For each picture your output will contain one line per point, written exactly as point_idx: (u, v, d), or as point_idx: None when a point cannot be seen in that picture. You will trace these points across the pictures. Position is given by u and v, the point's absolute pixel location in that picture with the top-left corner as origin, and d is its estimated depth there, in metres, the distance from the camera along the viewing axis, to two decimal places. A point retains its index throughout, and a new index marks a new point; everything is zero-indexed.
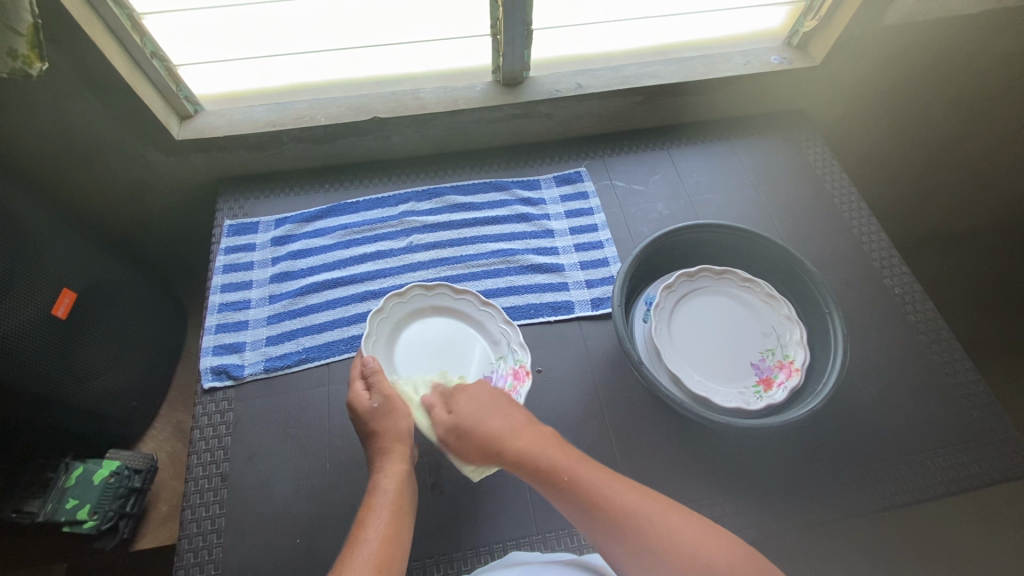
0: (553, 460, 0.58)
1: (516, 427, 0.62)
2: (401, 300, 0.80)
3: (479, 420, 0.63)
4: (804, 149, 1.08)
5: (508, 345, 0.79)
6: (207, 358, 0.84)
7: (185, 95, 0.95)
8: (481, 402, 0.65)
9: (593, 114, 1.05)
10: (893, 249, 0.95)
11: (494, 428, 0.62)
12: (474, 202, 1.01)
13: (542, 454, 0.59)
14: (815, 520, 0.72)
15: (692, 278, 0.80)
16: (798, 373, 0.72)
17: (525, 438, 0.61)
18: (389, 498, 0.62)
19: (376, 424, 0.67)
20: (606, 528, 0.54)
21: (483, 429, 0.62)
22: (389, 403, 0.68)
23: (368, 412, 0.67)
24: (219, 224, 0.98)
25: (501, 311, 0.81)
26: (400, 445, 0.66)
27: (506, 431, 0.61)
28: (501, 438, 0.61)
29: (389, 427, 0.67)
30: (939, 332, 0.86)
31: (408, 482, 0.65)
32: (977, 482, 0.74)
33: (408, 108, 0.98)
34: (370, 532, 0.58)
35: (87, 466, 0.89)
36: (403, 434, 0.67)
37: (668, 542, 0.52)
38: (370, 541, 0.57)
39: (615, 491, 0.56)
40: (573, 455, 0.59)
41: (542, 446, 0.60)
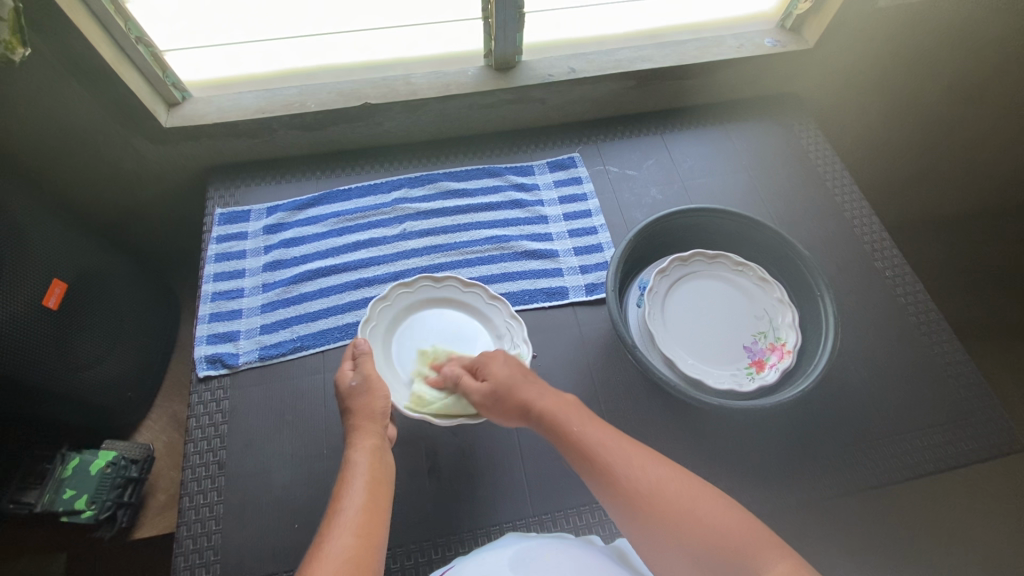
0: (573, 421, 0.62)
1: (544, 393, 0.65)
2: (408, 291, 0.82)
3: (517, 386, 0.66)
4: (797, 132, 1.08)
5: (511, 339, 0.79)
6: (201, 347, 0.84)
7: (172, 81, 0.94)
8: (513, 365, 0.68)
9: (586, 99, 1.04)
10: (885, 232, 0.96)
11: (529, 389, 0.65)
12: (468, 188, 1.00)
13: (562, 414, 0.62)
14: (805, 498, 0.73)
15: (686, 262, 0.81)
16: (790, 355, 0.73)
17: (548, 400, 0.64)
18: (362, 470, 0.62)
19: (351, 403, 0.68)
20: (603, 480, 0.58)
21: (519, 393, 0.65)
22: (367, 382, 0.69)
23: (347, 390, 0.68)
24: (210, 213, 0.97)
25: (508, 304, 0.81)
26: (372, 422, 0.67)
27: (539, 393, 0.65)
28: (531, 400, 0.64)
29: (363, 406, 0.67)
30: (929, 314, 0.87)
31: (382, 456, 0.65)
32: (965, 459, 0.76)
33: (399, 94, 0.97)
34: (346, 502, 0.58)
35: (83, 456, 0.89)
36: (378, 414, 0.68)
37: (659, 491, 0.55)
38: (348, 511, 0.57)
39: (615, 448, 0.59)
40: (585, 415, 0.63)
41: (565, 408, 0.63)
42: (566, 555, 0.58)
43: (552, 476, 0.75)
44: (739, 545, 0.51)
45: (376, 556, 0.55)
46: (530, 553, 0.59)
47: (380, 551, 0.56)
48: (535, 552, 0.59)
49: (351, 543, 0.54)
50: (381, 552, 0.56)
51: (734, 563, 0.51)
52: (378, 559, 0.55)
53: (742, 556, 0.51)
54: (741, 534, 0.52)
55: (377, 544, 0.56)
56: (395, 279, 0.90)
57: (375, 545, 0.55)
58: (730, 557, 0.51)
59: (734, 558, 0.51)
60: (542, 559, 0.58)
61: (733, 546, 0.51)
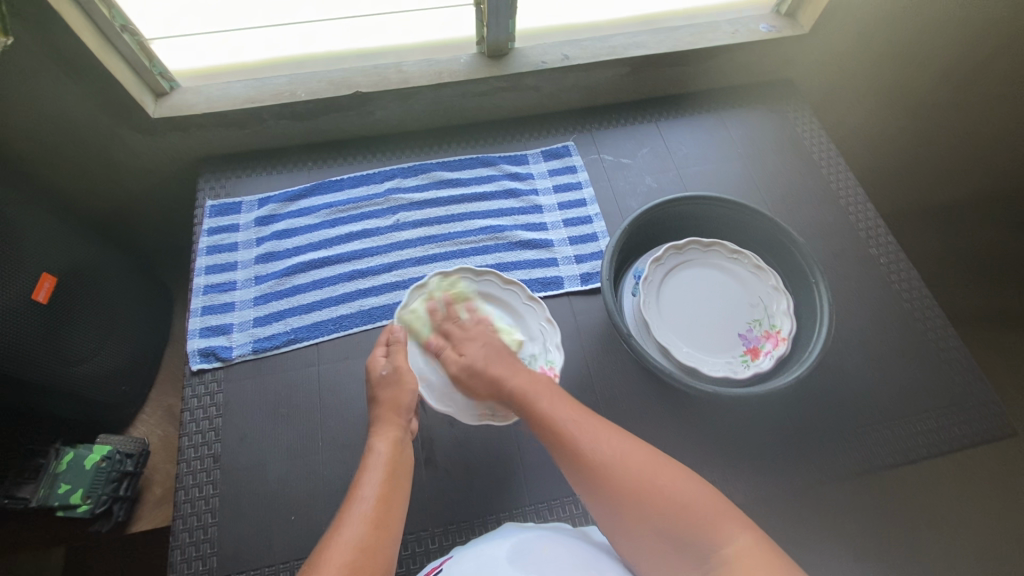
0: (542, 399, 0.63)
1: (516, 371, 0.67)
2: (446, 281, 0.80)
3: (491, 363, 0.68)
4: (792, 119, 1.08)
5: (544, 344, 0.77)
6: (194, 340, 0.83)
7: (159, 71, 0.92)
8: (491, 347, 0.70)
9: (580, 86, 1.03)
10: (879, 219, 0.96)
11: (501, 369, 0.67)
12: (462, 178, 0.99)
13: (533, 392, 0.64)
14: (799, 483, 0.74)
15: (680, 250, 0.80)
16: (785, 342, 0.73)
17: (520, 380, 0.66)
18: (382, 461, 0.62)
19: (378, 393, 0.68)
20: (571, 457, 0.58)
21: (491, 370, 0.67)
22: (398, 374, 0.69)
23: (376, 379, 0.69)
24: (201, 205, 0.96)
25: (546, 309, 0.79)
26: (397, 415, 0.67)
27: (512, 371, 0.67)
28: (503, 379, 0.66)
29: (389, 398, 0.68)
30: (923, 300, 0.88)
31: (403, 449, 0.64)
32: (957, 444, 0.76)
33: (391, 82, 0.96)
34: (366, 490, 0.58)
35: (77, 451, 0.89)
36: (402, 407, 0.67)
37: (625, 469, 0.56)
38: (367, 498, 0.57)
39: (584, 426, 0.60)
40: (554, 396, 0.64)
41: (537, 386, 0.65)
42: (564, 548, 0.57)
43: (548, 465, 0.75)
44: (703, 517, 0.52)
45: (389, 546, 0.55)
46: (528, 546, 0.58)
47: (393, 541, 0.56)
48: (533, 545, 0.58)
49: (367, 531, 0.54)
50: (394, 542, 0.56)
51: (696, 535, 0.51)
52: (391, 549, 0.55)
53: (703, 527, 0.51)
54: (706, 509, 0.52)
55: (391, 534, 0.56)
56: (389, 270, 0.90)
57: (389, 535, 0.55)
58: (692, 528, 0.52)
59: (696, 531, 0.51)
60: (540, 552, 0.56)
61: (696, 518, 0.52)
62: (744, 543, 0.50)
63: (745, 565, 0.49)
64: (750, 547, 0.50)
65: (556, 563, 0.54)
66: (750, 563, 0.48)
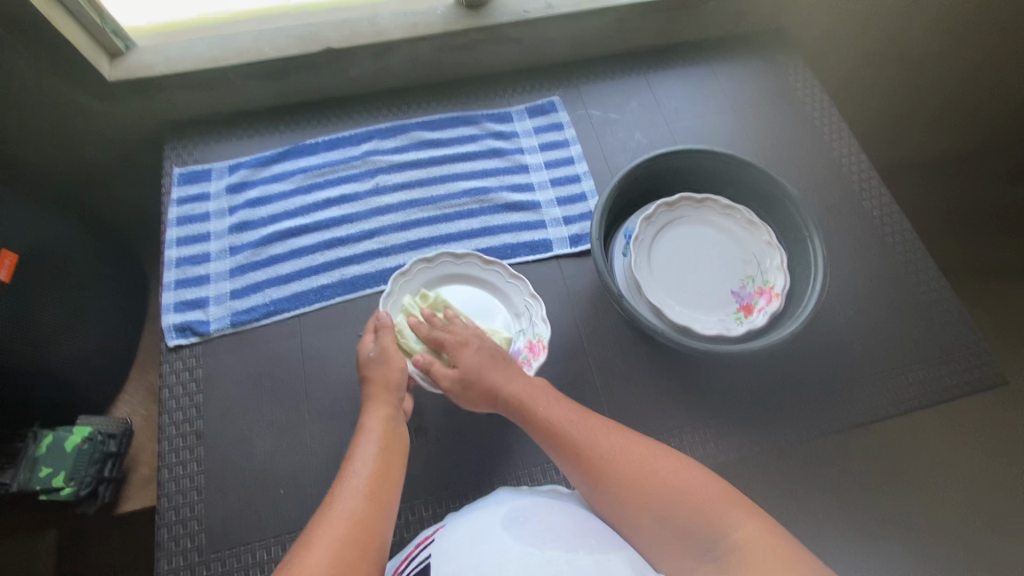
0: (539, 403, 0.62)
1: (515, 379, 0.64)
2: (427, 266, 0.78)
3: (485, 372, 0.64)
4: (784, 69, 1.04)
5: (530, 318, 0.76)
6: (169, 315, 0.80)
7: (112, 28, 0.85)
8: (483, 352, 0.66)
9: (565, 38, 0.98)
10: (874, 171, 0.93)
11: (496, 376, 0.64)
12: (444, 138, 0.95)
13: (530, 396, 0.63)
14: (793, 438, 0.74)
15: (672, 207, 0.78)
16: (778, 298, 0.71)
17: (519, 386, 0.64)
18: (375, 436, 0.60)
19: (368, 372, 0.66)
20: (569, 457, 0.58)
21: (485, 379, 0.64)
22: (385, 355, 0.67)
23: (364, 359, 0.67)
24: (168, 173, 0.91)
25: (529, 284, 0.77)
26: (387, 393, 0.64)
27: (510, 379, 0.64)
28: (499, 386, 0.64)
29: (379, 376, 0.65)
30: (917, 252, 0.86)
31: (395, 425, 0.63)
32: (949, 394, 0.77)
33: (364, 36, 0.90)
34: (358, 465, 0.57)
35: (57, 434, 0.84)
36: (393, 385, 0.65)
37: (625, 460, 0.56)
38: (361, 472, 0.56)
39: (581, 425, 0.60)
40: (552, 398, 0.63)
41: (536, 392, 0.63)
42: (561, 515, 0.56)
43: None
44: (706, 507, 0.52)
45: (384, 521, 0.53)
46: (523, 513, 0.56)
47: (389, 514, 0.54)
48: (528, 512, 0.56)
49: (359, 505, 0.53)
50: (390, 516, 0.55)
51: (700, 525, 0.52)
52: (387, 523, 0.54)
53: (706, 518, 0.52)
54: (706, 493, 0.53)
55: (385, 509, 0.54)
56: (371, 236, 0.86)
57: (383, 509, 0.54)
58: (696, 519, 0.52)
59: (699, 520, 0.52)
60: (536, 519, 0.55)
61: (700, 506, 0.52)
62: (748, 527, 0.51)
63: (751, 552, 0.49)
64: (756, 532, 0.50)
65: (554, 531, 0.53)
66: (755, 548, 0.49)
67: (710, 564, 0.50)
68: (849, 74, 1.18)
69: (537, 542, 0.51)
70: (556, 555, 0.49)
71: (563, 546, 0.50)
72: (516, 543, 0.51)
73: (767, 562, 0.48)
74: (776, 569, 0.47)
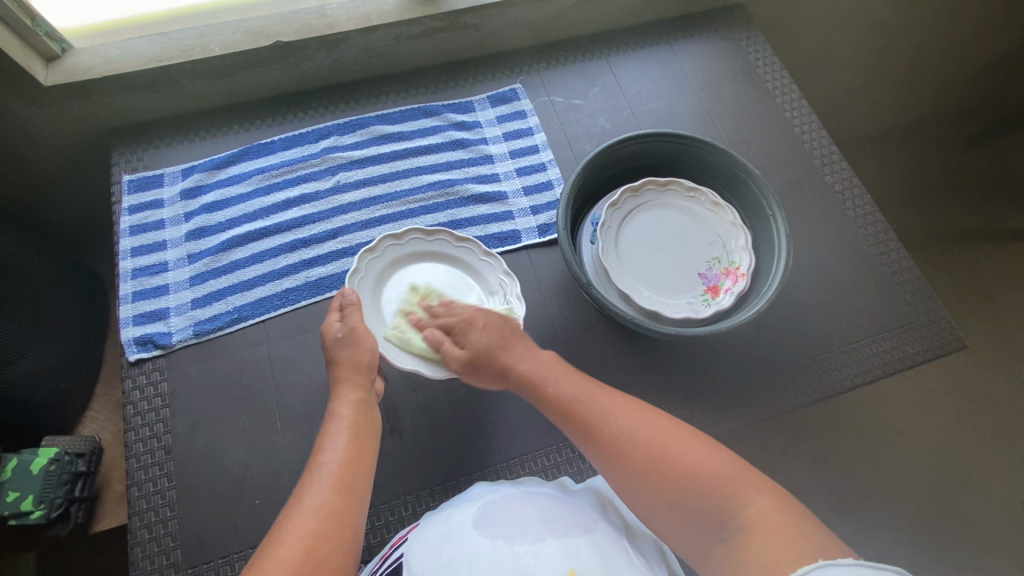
0: (551, 381, 0.62)
1: (528, 357, 0.64)
2: (374, 257, 0.74)
3: (495, 350, 0.64)
4: (744, 46, 1.03)
5: (505, 296, 0.74)
6: (128, 329, 0.77)
7: (45, 30, 0.81)
8: (494, 328, 0.66)
9: (524, 23, 0.96)
10: (833, 145, 0.95)
11: (510, 355, 0.64)
12: (404, 131, 0.93)
13: (540, 374, 0.62)
14: (765, 414, 0.75)
15: (637, 192, 0.78)
16: (744, 278, 0.72)
17: (528, 363, 0.63)
18: (345, 422, 0.59)
19: (336, 354, 0.64)
20: (581, 433, 0.58)
21: (496, 358, 0.64)
22: (354, 335, 0.65)
23: (332, 341, 0.65)
24: (117, 180, 0.87)
25: (503, 262, 0.75)
26: (358, 375, 0.63)
27: (520, 358, 0.64)
28: (511, 365, 0.64)
29: (349, 358, 0.64)
30: (876, 224, 0.88)
31: (367, 409, 0.62)
32: (911, 361, 0.79)
33: (315, 28, 0.87)
34: (328, 456, 0.56)
35: (22, 457, 0.81)
36: (363, 366, 0.64)
37: (636, 437, 0.55)
38: (330, 463, 0.55)
39: (592, 401, 0.59)
40: (564, 373, 0.63)
41: (544, 369, 0.63)
42: (532, 506, 0.55)
43: (517, 423, 0.74)
44: (718, 483, 0.51)
45: (357, 510, 0.53)
46: (494, 508, 0.56)
47: (362, 504, 0.54)
48: (499, 507, 0.56)
49: (330, 496, 0.52)
50: (363, 504, 0.54)
51: (712, 503, 0.51)
52: (360, 512, 0.53)
53: (720, 494, 0.51)
54: (718, 471, 0.52)
55: (358, 498, 0.53)
56: (335, 236, 0.84)
57: (355, 497, 0.53)
58: (706, 497, 0.51)
59: (713, 496, 0.51)
60: (506, 513, 0.55)
61: (711, 485, 0.51)
62: (758, 507, 0.49)
63: (762, 527, 0.48)
64: (767, 510, 0.49)
65: (522, 523, 0.53)
66: (769, 522, 0.48)
67: (722, 543, 0.49)
68: (810, 47, 1.18)
69: (506, 538, 0.51)
70: (524, 548, 0.49)
71: (531, 538, 0.50)
72: (483, 537, 0.51)
73: (777, 537, 0.47)
74: (779, 546, 0.46)
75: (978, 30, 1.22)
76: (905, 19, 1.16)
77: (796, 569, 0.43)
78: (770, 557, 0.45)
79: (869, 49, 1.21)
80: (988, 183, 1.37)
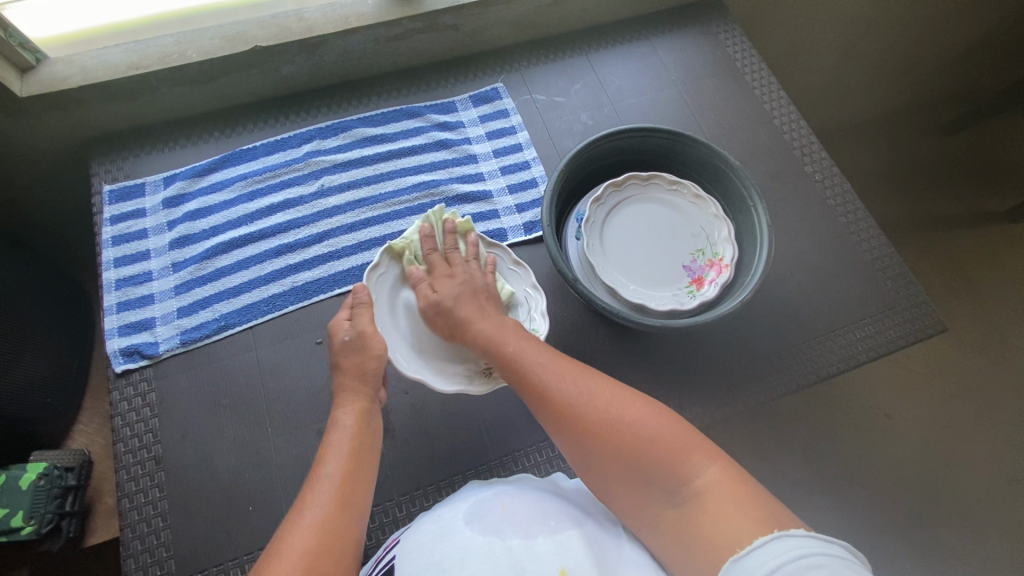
0: (510, 341, 0.61)
1: (490, 316, 0.64)
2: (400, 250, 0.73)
3: (460, 305, 0.64)
4: (722, 40, 1.04)
5: (529, 312, 0.72)
6: (113, 341, 0.76)
7: (18, 41, 0.80)
8: (468, 288, 0.66)
9: (503, 23, 0.97)
10: (813, 136, 0.96)
11: (472, 311, 0.64)
12: (388, 133, 0.93)
13: (500, 336, 0.61)
14: (753, 403, 0.76)
15: (620, 187, 0.78)
16: (728, 269, 0.73)
17: (488, 322, 0.63)
18: (347, 434, 0.58)
19: (341, 359, 0.64)
20: (539, 396, 0.57)
21: (459, 312, 0.64)
22: (360, 340, 0.63)
23: (339, 344, 0.64)
24: (98, 191, 0.86)
25: (531, 274, 0.74)
26: (362, 384, 0.62)
27: (480, 316, 0.64)
28: (469, 322, 0.63)
29: (354, 365, 0.63)
30: (857, 213, 0.89)
31: (371, 419, 0.61)
32: (894, 345, 0.80)
33: (293, 32, 0.87)
34: (330, 468, 0.55)
35: (11, 473, 0.79)
36: (371, 374, 0.63)
37: (593, 402, 0.55)
38: (331, 476, 0.54)
39: (553, 365, 0.59)
40: (524, 337, 0.62)
41: (505, 330, 0.62)
42: (523, 502, 0.56)
43: (508, 420, 0.74)
44: (671, 449, 0.51)
45: (356, 527, 0.52)
46: (487, 504, 0.56)
47: (360, 520, 0.53)
48: (491, 503, 0.56)
49: (331, 512, 0.51)
50: (362, 520, 0.54)
51: (666, 469, 0.51)
52: (358, 528, 0.53)
53: (673, 462, 0.51)
54: (670, 437, 0.52)
55: (357, 513, 0.53)
56: (321, 240, 0.84)
57: (355, 512, 0.53)
58: (658, 462, 0.51)
59: (668, 463, 0.51)
60: (498, 510, 0.55)
61: (667, 452, 0.51)
62: (712, 476, 0.49)
63: (715, 496, 0.48)
64: (719, 479, 0.49)
65: (514, 519, 0.53)
66: (721, 492, 0.48)
67: (674, 508, 0.50)
68: (788, 39, 1.19)
69: (499, 534, 0.51)
70: (517, 543, 0.50)
71: (523, 534, 0.51)
72: (474, 533, 0.52)
73: (729, 507, 0.47)
74: (733, 514, 0.46)
75: (951, 17, 1.24)
76: (881, 8, 1.17)
77: (752, 541, 0.44)
78: (725, 527, 0.46)
79: (846, 40, 1.23)
80: (966, 169, 1.40)
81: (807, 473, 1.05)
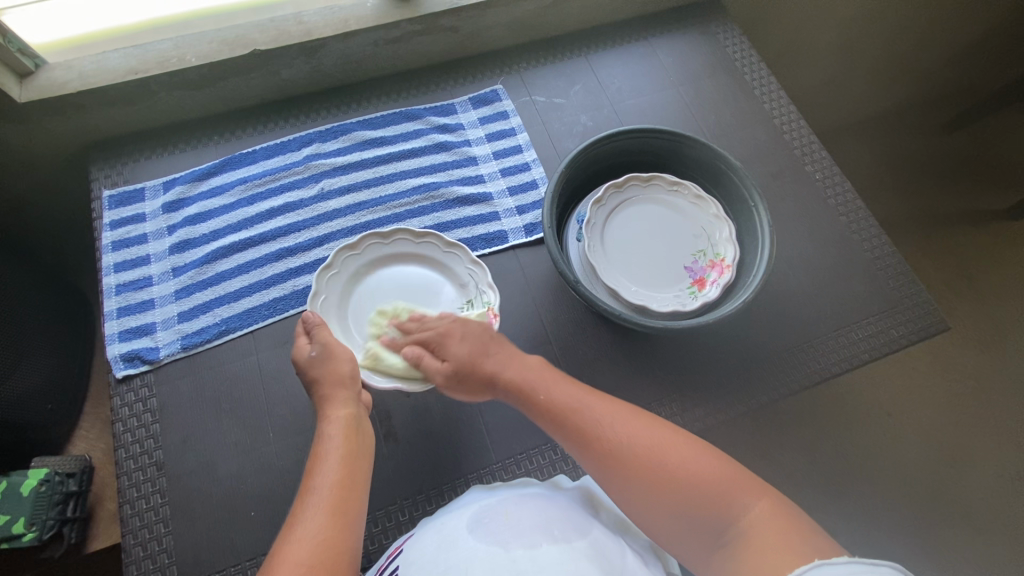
0: (540, 387, 0.61)
1: (515, 362, 0.64)
2: (333, 274, 0.73)
3: (476, 358, 0.64)
4: (721, 40, 1.04)
5: (476, 287, 0.75)
6: (114, 346, 0.76)
7: (17, 47, 0.80)
8: (473, 337, 0.65)
9: (502, 25, 0.97)
10: (814, 136, 0.96)
11: (492, 361, 0.64)
12: (387, 135, 0.92)
13: (529, 382, 0.62)
14: (756, 404, 0.75)
15: (621, 188, 0.78)
16: (729, 270, 0.72)
17: (515, 369, 0.63)
18: (336, 444, 0.58)
19: (313, 373, 0.63)
20: (577, 439, 0.57)
21: (479, 364, 0.63)
22: (328, 350, 0.64)
23: (305, 362, 0.64)
24: (98, 196, 0.86)
25: (468, 251, 0.76)
26: (343, 388, 0.63)
27: (503, 363, 0.64)
28: (495, 370, 0.63)
29: (330, 374, 0.63)
30: (858, 212, 0.89)
31: (358, 426, 0.61)
32: (897, 345, 0.80)
33: (293, 36, 0.87)
34: (319, 480, 0.54)
35: (12, 479, 0.79)
36: (347, 378, 0.63)
37: (632, 444, 0.55)
38: (322, 488, 0.54)
39: (588, 405, 0.59)
40: (554, 378, 0.62)
41: (533, 375, 0.62)
42: (526, 510, 0.56)
43: (510, 424, 0.74)
44: (716, 490, 0.51)
45: (353, 537, 0.52)
46: (489, 512, 0.56)
47: (357, 528, 0.53)
48: (492, 512, 0.56)
49: (325, 522, 0.51)
50: (360, 527, 0.53)
51: (711, 509, 0.50)
52: (356, 536, 0.52)
53: (718, 501, 0.51)
54: (713, 476, 0.52)
55: (353, 522, 0.53)
56: (321, 244, 0.84)
57: (350, 521, 0.52)
58: (706, 505, 0.51)
59: (713, 504, 0.51)
60: (500, 518, 0.55)
61: (711, 492, 0.51)
62: (757, 514, 0.49)
63: (760, 533, 0.48)
64: (765, 515, 0.49)
65: (517, 527, 0.53)
66: (766, 530, 0.48)
67: (721, 547, 0.49)
68: (787, 39, 1.19)
69: (500, 541, 0.51)
70: (521, 553, 0.49)
71: (526, 543, 0.50)
72: (477, 541, 0.52)
73: (774, 543, 0.46)
74: (778, 552, 0.46)
75: (949, 16, 1.24)
76: (880, 8, 1.17)
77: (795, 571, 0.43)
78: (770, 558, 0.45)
79: (845, 40, 1.23)
80: (966, 167, 1.40)
81: (811, 474, 1.04)
